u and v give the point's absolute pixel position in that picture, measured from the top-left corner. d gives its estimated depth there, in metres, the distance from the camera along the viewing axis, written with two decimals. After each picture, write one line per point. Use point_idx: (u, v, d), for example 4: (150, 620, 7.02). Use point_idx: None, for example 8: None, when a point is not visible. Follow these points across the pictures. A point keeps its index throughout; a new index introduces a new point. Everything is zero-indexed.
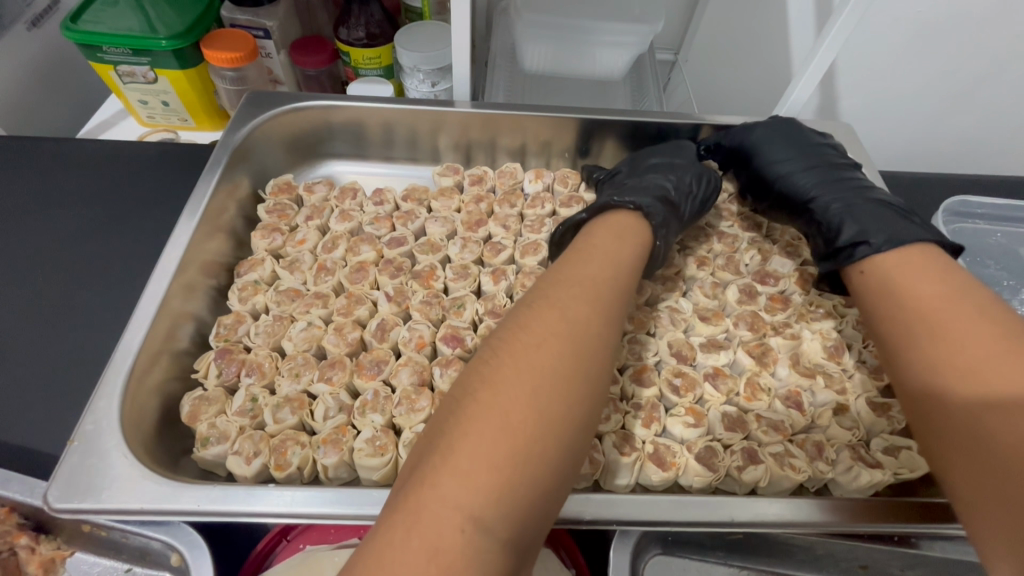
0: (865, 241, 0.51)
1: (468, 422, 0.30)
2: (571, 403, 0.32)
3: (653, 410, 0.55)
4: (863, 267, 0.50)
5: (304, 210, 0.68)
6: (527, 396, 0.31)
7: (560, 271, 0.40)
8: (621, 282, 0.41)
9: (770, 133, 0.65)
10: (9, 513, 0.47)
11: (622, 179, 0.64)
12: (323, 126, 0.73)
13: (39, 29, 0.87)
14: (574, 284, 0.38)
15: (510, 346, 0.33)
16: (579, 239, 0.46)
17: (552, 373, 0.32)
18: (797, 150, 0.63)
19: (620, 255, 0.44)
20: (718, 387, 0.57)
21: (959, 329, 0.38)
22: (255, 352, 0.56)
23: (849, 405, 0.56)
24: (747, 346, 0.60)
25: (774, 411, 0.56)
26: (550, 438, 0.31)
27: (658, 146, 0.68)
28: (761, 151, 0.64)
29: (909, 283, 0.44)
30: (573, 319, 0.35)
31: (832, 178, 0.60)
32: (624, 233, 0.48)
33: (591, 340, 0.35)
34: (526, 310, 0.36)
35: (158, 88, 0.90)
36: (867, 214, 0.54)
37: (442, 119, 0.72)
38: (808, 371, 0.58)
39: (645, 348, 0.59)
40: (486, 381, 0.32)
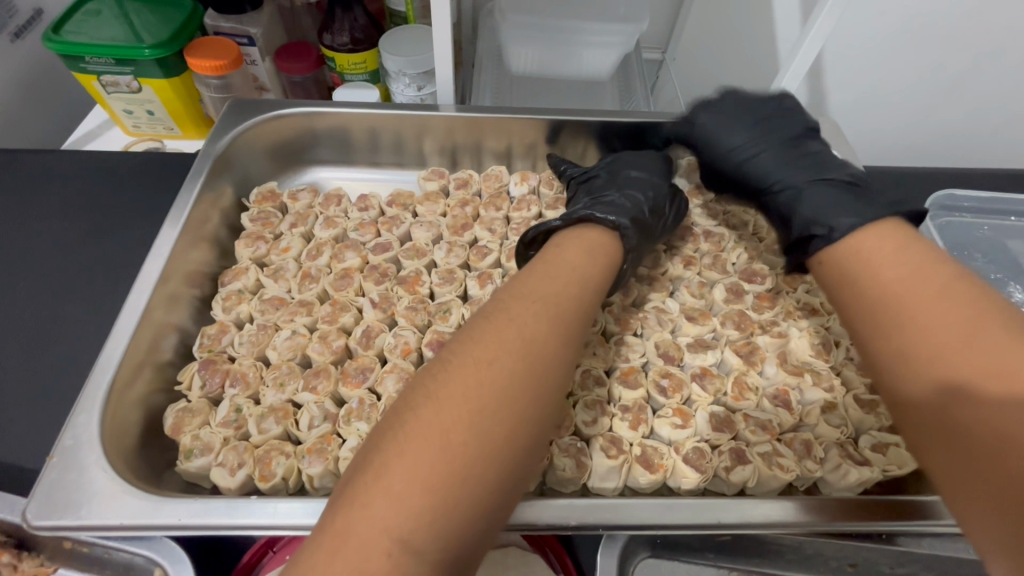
0: (817, 234, 0.49)
1: (405, 440, 0.30)
2: (517, 425, 0.32)
3: (640, 412, 0.54)
4: (821, 258, 0.48)
5: (289, 217, 0.68)
6: (469, 416, 0.31)
7: (524, 283, 0.40)
8: (583, 298, 0.41)
9: (721, 118, 0.61)
10: None
11: (600, 186, 0.63)
12: (307, 132, 0.72)
13: (22, 40, 0.88)
14: (535, 299, 0.38)
15: (460, 363, 0.33)
16: (549, 250, 0.46)
17: (499, 392, 0.32)
18: (751, 131, 0.60)
19: (586, 270, 0.44)
20: (705, 388, 0.56)
21: (927, 312, 0.37)
22: (239, 362, 0.56)
23: (838, 402, 0.56)
24: (734, 345, 0.60)
25: (762, 410, 0.55)
26: (491, 458, 0.30)
27: (631, 156, 0.67)
28: (713, 140, 0.62)
29: (867, 266, 0.42)
30: (529, 337, 0.35)
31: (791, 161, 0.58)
32: (595, 249, 0.47)
33: (546, 360, 0.35)
34: (483, 324, 0.36)
35: (143, 98, 0.89)
36: (822, 200, 0.52)
37: (427, 124, 0.72)
38: (796, 369, 0.58)
39: (632, 350, 0.59)
40: (430, 397, 0.31)
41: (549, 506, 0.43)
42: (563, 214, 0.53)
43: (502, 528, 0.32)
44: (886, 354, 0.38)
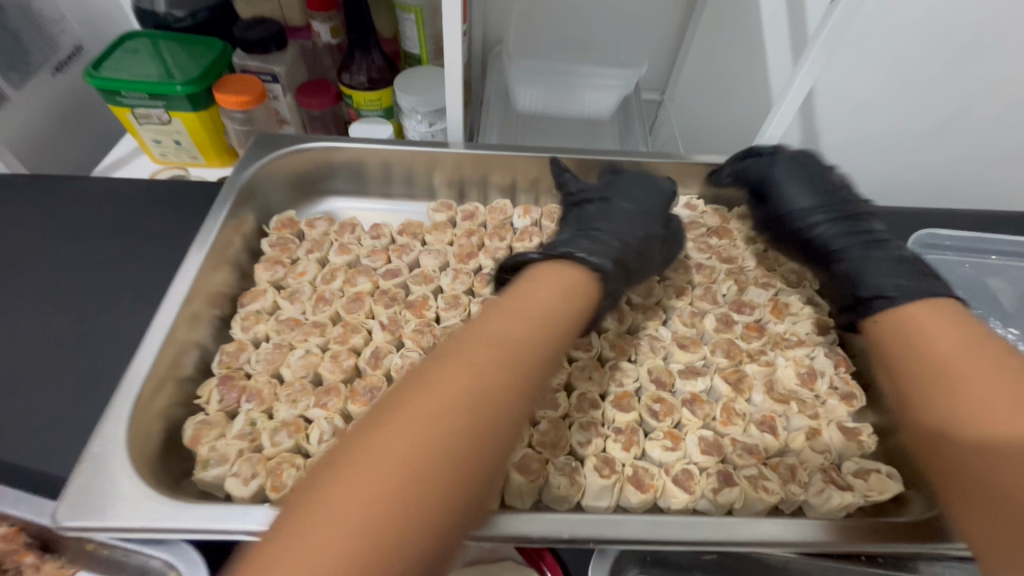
0: (882, 294, 0.52)
1: (338, 491, 0.29)
2: (452, 490, 0.30)
3: (633, 434, 0.57)
4: (879, 318, 0.51)
5: (305, 243, 0.72)
6: (398, 479, 0.29)
7: (480, 327, 0.38)
8: (548, 345, 0.39)
9: (792, 168, 0.66)
10: (16, 533, 0.51)
11: (591, 215, 0.63)
12: (325, 165, 0.77)
13: (62, 74, 0.96)
14: (489, 348, 0.36)
15: (399, 418, 0.31)
16: (522, 285, 0.44)
17: (436, 453, 0.30)
18: (817, 192, 0.64)
19: (554, 314, 0.41)
20: (695, 413, 0.59)
21: (987, 387, 0.40)
22: (255, 378, 0.59)
23: (822, 429, 0.59)
24: (723, 372, 0.62)
25: (749, 435, 0.58)
26: (428, 515, 0.29)
27: (629, 182, 0.68)
28: (784, 191, 0.65)
29: (909, 320, 0.48)
30: (477, 392, 0.33)
31: (855, 230, 0.61)
32: (570, 291, 0.45)
33: (493, 418, 0.33)
34: (430, 374, 0.34)
35: (172, 129, 0.97)
36: (886, 270, 0.55)
37: (437, 160, 0.77)
38: (782, 397, 0.61)
39: (626, 374, 0.62)
40: (359, 455, 0.30)
41: (544, 520, 0.46)
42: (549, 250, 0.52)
43: None
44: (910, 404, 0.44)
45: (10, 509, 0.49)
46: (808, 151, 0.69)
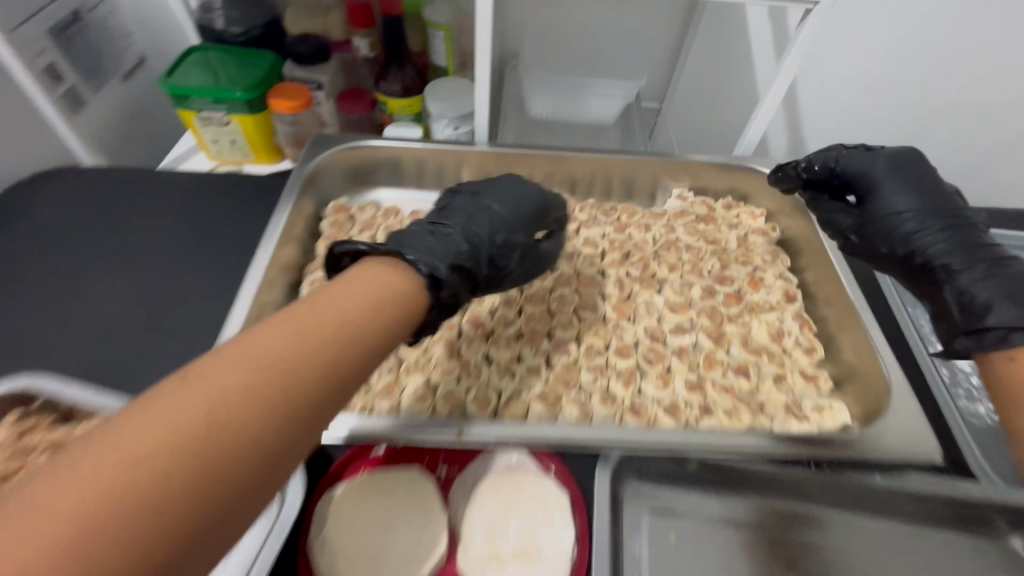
0: (1016, 327, 0.53)
1: (129, 427, 0.29)
2: (240, 452, 0.31)
3: (631, 375, 0.70)
4: (1013, 356, 0.53)
5: (358, 225, 0.86)
6: (181, 436, 0.29)
7: (300, 307, 0.39)
8: (368, 331, 0.41)
9: (893, 171, 0.67)
10: None
11: (455, 215, 0.66)
12: (371, 161, 0.91)
13: (130, 81, 1.11)
14: (305, 326, 0.38)
15: (196, 381, 0.32)
16: (353, 272, 0.47)
17: (230, 418, 0.31)
18: (919, 196, 0.65)
19: (377, 305, 0.43)
20: (682, 360, 0.72)
21: None
22: None
23: (787, 375, 0.72)
24: (706, 330, 0.75)
25: (727, 378, 0.71)
26: (209, 473, 0.30)
27: (506, 190, 0.71)
28: (885, 195, 0.66)
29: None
30: (283, 364, 0.35)
31: (964, 242, 0.62)
32: (399, 288, 0.47)
33: (298, 389, 0.35)
34: (240, 343, 0.35)
35: (229, 129, 1.11)
36: (1016, 294, 0.56)
37: (466, 157, 0.91)
38: (755, 349, 0.74)
39: (625, 331, 0.75)
40: (147, 414, 0.30)
41: None
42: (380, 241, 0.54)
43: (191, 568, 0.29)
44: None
45: None
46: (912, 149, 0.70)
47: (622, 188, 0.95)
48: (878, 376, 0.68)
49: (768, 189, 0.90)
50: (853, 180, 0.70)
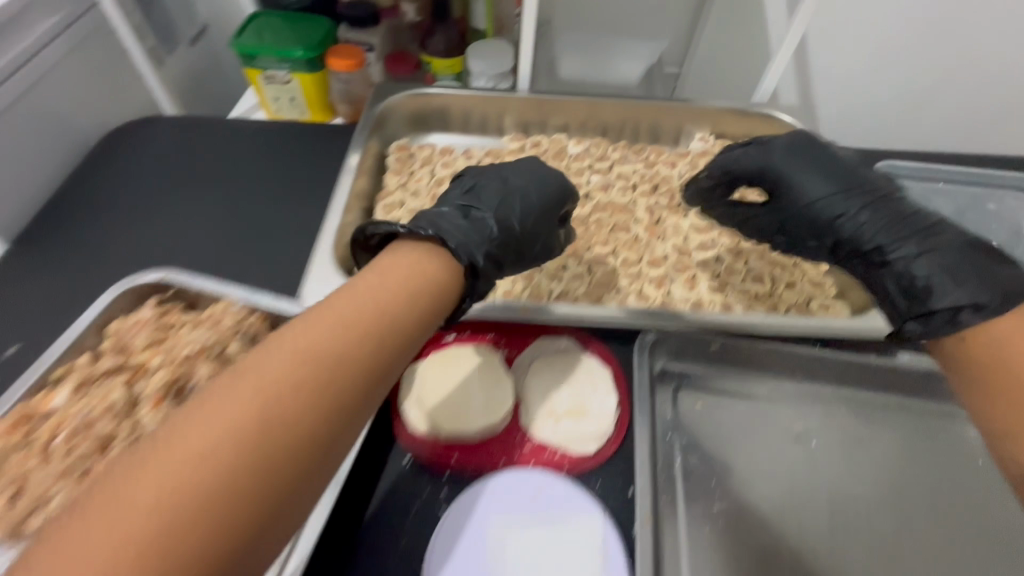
0: (967, 307, 0.56)
1: (191, 429, 0.35)
2: (281, 443, 0.36)
3: (663, 280, 0.82)
4: (969, 334, 0.55)
5: (418, 161, 0.96)
6: (226, 438, 0.35)
7: (324, 307, 0.44)
8: (388, 322, 0.45)
9: (795, 160, 0.70)
10: (262, 321, 0.71)
11: (484, 196, 0.69)
12: (426, 108, 1.02)
13: (197, 44, 1.23)
14: (330, 326, 0.42)
15: (238, 385, 0.37)
16: (381, 262, 0.51)
17: (268, 417, 0.37)
18: (829, 184, 0.69)
19: (392, 294, 0.47)
20: (706, 269, 0.83)
21: None
22: None
23: (797, 282, 0.83)
24: (727, 247, 0.86)
25: (745, 284, 0.82)
26: (256, 464, 0.35)
27: (534, 173, 0.74)
28: (804, 188, 0.69)
29: (1016, 322, 0.53)
30: (311, 363, 0.39)
31: (901, 222, 0.64)
32: (414, 275, 0.50)
33: (326, 384, 0.40)
34: (271, 347, 0.40)
35: (290, 87, 1.23)
36: (961, 271, 0.58)
37: (510, 105, 1.02)
38: (771, 262, 0.84)
39: (657, 247, 0.86)
40: (197, 419, 0.36)
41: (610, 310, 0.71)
42: (413, 224, 0.57)
43: (261, 542, 0.36)
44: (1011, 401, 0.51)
45: (262, 300, 0.71)
46: (797, 131, 0.74)
47: (649, 133, 1.06)
48: None
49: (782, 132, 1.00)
50: (766, 177, 0.72)
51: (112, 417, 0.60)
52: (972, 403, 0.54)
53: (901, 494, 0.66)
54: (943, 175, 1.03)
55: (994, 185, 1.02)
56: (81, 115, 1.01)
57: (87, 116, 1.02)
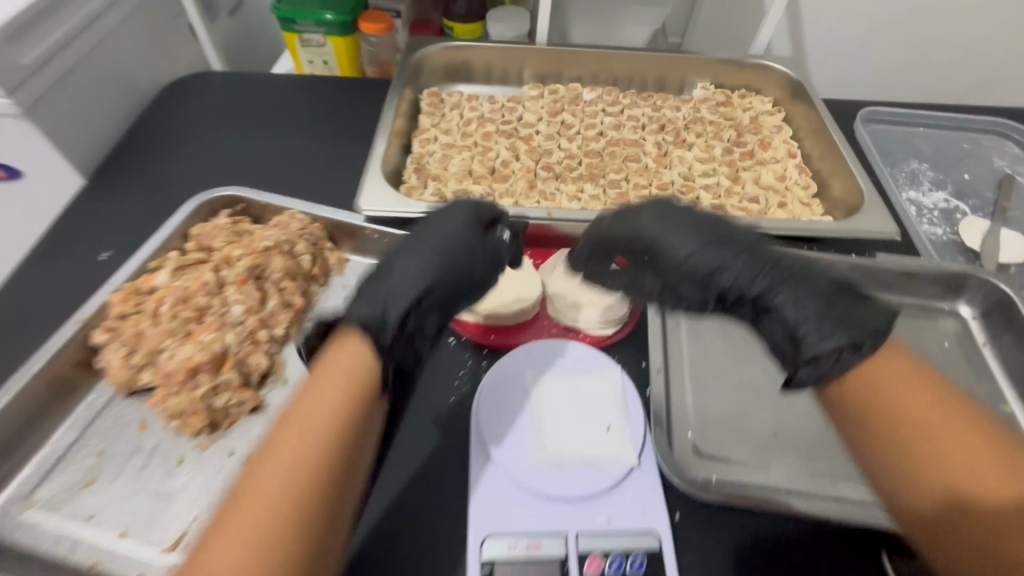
0: (834, 354, 0.53)
1: (220, 545, 0.40)
2: (298, 533, 0.41)
3: (671, 200, 0.93)
4: (843, 394, 0.54)
5: (448, 104, 1.06)
6: (252, 544, 0.40)
7: (299, 405, 0.47)
8: (357, 402, 0.48)
9: (663, 221, 0.63)
10: (322, 229, 0.82)
11: (388, 254, 0.62)
12: (454, 61, 1.12)
13: (235, 16, 1.34)
14: (309, 419, 0.46)
15: (246, 497, 0.42)
16: (326, 360, 0.52)
17: (281, 514, 0.41)
18: (698, 241, 0.61)
19: (353, 382, 0.49)
20: (707, 192, 0.94)
21: (961, 446, 0.47)
22: (435, 170, 0.94)
23: (789, 203, 0.93)
24: (726, 175, 0.97)
25: (744, 203, 0.92)
26: (279, 557, 0.40)
27: (438, 212, 0.66)
28: (665, 247, 0.62)
29: (880, 364, 0.52)
30: (302, 457, 0.44)
31: (778, 272, 0.58)
32: (357, 364, 0.51)
33: (320, 473, 0.44)
34: (267, 450, 0.44)
35: (324, 51, 1.33)
36: (835, 317, 0.54)
37: (530, 58, 1.12)
38: (766, 187, 0.96)
39: (665, 175, 0.97)
40: (220, 538, 0.40)
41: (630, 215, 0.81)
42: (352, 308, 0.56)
43: None
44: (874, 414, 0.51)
45: (322, 212, 0.83)
46: (666, 197, 0.66)
47: (655, 84, 1.16)
48: (853, 190, 0.90)
49: (774, 80, 1.11)
50: (634, 245, 0.65)
51: (206, 293, 0.71)
52: (846, 426, 0.54)
53: None
54: (923, 122, 1.13)
55: (970, 131, 1.12)
56: (141, 67, 1.10)
57: (148, 67, 1.12)
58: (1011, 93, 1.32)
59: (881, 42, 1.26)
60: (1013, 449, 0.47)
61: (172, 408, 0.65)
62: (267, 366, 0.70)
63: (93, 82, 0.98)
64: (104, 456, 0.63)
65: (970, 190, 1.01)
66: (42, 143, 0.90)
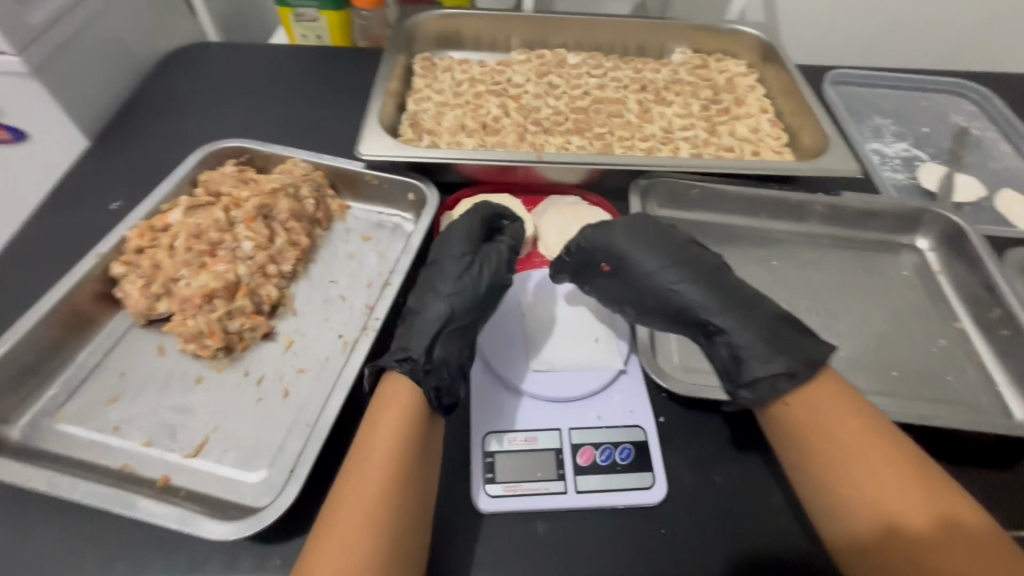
0: (785, 375, 0.59)
1: (326, 543, 0.49)
2: (391, 533, 0.49)
3: (653, 149, 0.98)
4: (786, 401, 0.59)
5: (440, 67, 1.11)
6: (353, 542, 0.48)
7: (370, 435, 0.56)
8: (416, 425, 0.57)
9: (640, 244, 0.69)
10: (324, 176, 0.87)
11: (418, 290, 0.71)
12: (444, 28, 1.17)
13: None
14: (380, 449, 0.55)
15: (342, 508, 0.51)
16: (383, 393, 0.61)
17: (372, 517, 0.50)
18: (672, 267, 0.67)
19: (408, 406, 0.58)
20: (687, 144, 1.00)
21: (881, 469, 0.53)
22: (429, 125, 0.99)
23: (762, 151, 1.00)
24: (704, 128, 1.03)
25: (720, 153, 0.99)
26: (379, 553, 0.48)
27: (444, 240, 0.74)
28: (637, 266, 0.68)
29: (821, 391, 0.58)
30: (382, 471, 0.53)
31: (734, 300, 0.65)
32: (406, 393, 0.60)
33: (399, 481, 0.53)
34: (350, 478, 0.53)
35: (318, 26, 1.37)
36: (779, 343, 0.61)
37: (517, 25, 1.17)
38: (742, 139, 1.02)
39: (647, 128, 1.03)
40: (326, 539, 0.49)
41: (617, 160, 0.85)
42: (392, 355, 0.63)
43: None
44: (816, 458, 0.56)
45: (324, 159, 0.87)
46: (644, 215, 0.72)
47: (636, 50, 1.22)
48: (820, 137, 0.97)
49: (747, 44, 1.18)
50: (610, 258, 0.70)
51: (218, 229, 0.75)
52: (782, 449, 0.59)
53: (847, 294, 0.83)
54: (887, 83, 1.20)
55: (929, 91, 1.20)
56: (140, 36, 1.13)
57: (148, 36, 1.16)
58: (967, 59, 1.41)
59: (848, 12, 1.34)
60: (930, 477, 0.52)
61: (189, 330, 0.68)
62: (277, 298, 0.74)
63: (96, 46, 1.01)
64: (126, 375, 0.67)
65: (930, 142, 1.09)
66: (50, 102, 0.93)
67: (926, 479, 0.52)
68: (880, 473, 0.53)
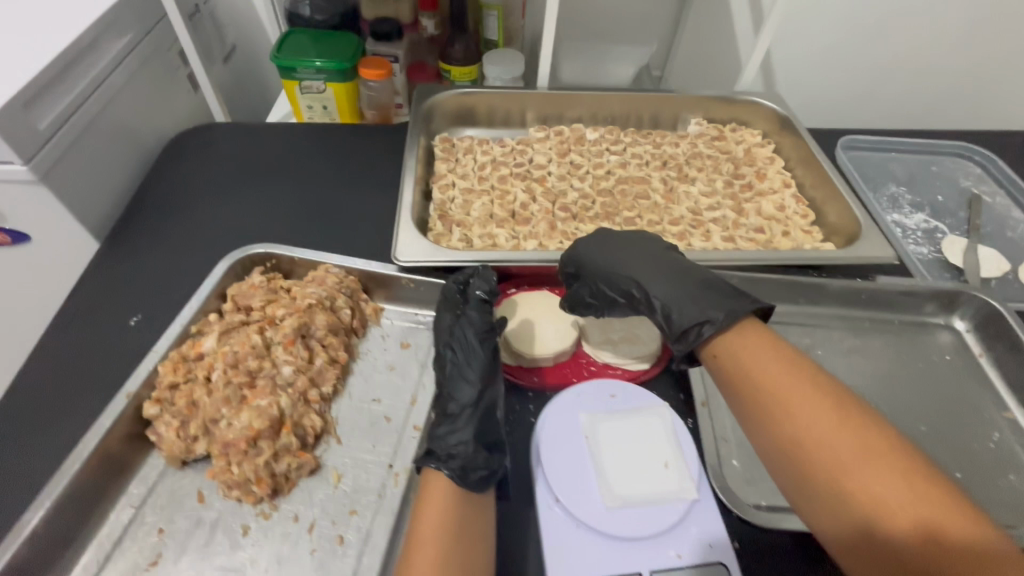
0: (704, 321, 0.66)
1: None
2: None
3: (685, 234, 0.98)
4: (714, 353, 0.65)
5: (460, 149, 1.10)
6: None
7: (416, 534, 0.55)
8: (460, 518, 0.56)
9: (597, 242, 0.80)
10: (356, 281, 0.84)
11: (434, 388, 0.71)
12: (460, 106, 1.16)
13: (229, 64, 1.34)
14: (427, 546, 0.53)
15: None
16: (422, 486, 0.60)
17: None
18: (618, 253, 0.78)
19: (448, 499, 0.57)
20: (716, 225, 1.00)
21: (805, 407, 0.55)
22: (457, 215, 0.97)
23: (790, 230, 1.00)
24: (730, 207, 1.04)
25: (749, 234, 0.99)
26: None
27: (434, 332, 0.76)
28: (591, 256, 0.79)
29: (743, 336, 0.64)
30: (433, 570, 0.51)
31: (667, 270, 0.74)
32: (444, 487, 0.59)
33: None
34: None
35: (324, 97, 1.31)
36: (698, 298, 0.68)
37: (533, 102, 1.17)
38: (768, 218, 1.03)
39: (675, 210, 1.03)
40: None
41: None
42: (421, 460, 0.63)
43: None
44: (760, 414, 0.58)
45: (357, 264, 0.83)
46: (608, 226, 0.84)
47: (650, 121, 1.22)
48: (849, 216, 0.97)
49: (762, 115, 1.19)
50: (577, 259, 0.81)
51: (254, 356, 0.71)
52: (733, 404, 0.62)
53: (894, 381, 0.83)
54: (895, 148, 1.23)
55: (936, 154, 1.23)
56: (145, 124, 1.09)
57: (153, 122, 1.12)
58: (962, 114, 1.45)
59: (848, 75, 1.37)
60: (851, 409, 0.55)
61: (235, 478, 0.64)
62: (320, 426, 0.70)
63: (103, 143, 0.97)
64: (165, 533, 0.62)
65: (946, 211, 1.11)
66: (57, 208, 0.88)
67: (866, 429, 0.53)
68: (841, 444, 0.52)
